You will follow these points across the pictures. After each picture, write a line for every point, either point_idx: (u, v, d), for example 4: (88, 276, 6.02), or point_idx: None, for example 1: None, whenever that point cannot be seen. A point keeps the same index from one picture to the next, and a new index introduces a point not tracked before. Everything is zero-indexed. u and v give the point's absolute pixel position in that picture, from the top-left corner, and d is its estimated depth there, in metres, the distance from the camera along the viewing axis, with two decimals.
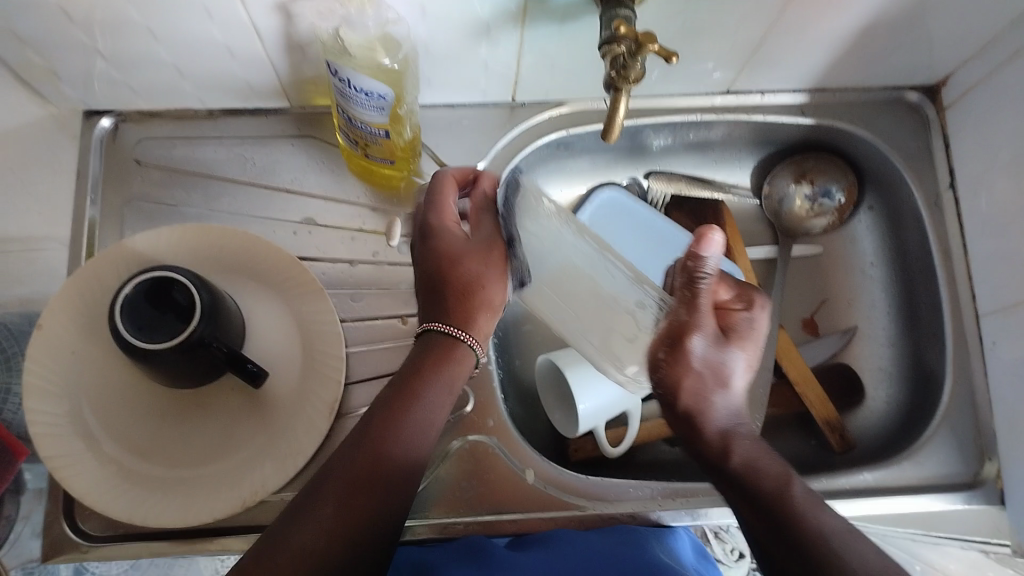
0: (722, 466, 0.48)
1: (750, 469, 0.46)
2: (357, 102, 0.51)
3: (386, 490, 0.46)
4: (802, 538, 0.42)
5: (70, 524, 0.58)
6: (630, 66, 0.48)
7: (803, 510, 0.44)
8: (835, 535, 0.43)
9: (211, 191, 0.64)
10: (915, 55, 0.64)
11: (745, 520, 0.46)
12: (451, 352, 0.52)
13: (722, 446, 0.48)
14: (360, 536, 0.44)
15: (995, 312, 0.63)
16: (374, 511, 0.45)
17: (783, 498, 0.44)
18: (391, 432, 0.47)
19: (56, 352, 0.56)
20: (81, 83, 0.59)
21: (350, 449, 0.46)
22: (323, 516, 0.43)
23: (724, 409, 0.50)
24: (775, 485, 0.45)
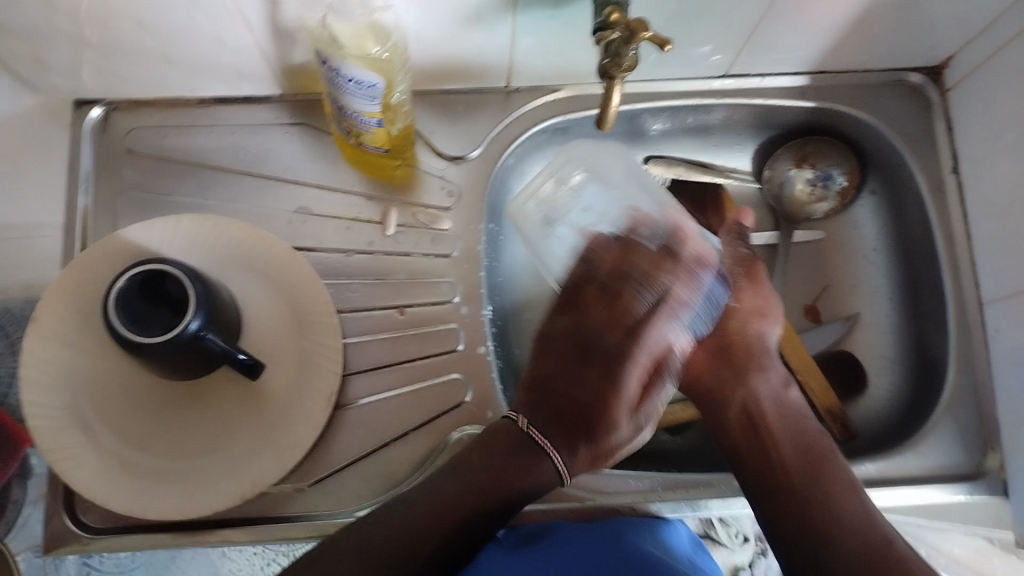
0: (775, 426, 0.56)
1: (795, 426, 0.56)
2: (348, 92, 0.51)
3: (495, 504, 0.52)
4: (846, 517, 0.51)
5: (69, 517, 0.58)
6: (623, 54, 0.48)
7: (837, 465, 0.54)
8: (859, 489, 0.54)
9: (206, 181, 0.64)
10: (919, 37, 0.63)
11: (792, 508, 0.53)
12: (534, 454, 0.53)
13: (773, 407, 0.57)
14: (457, 512, 0.51)
15: (999, 300, 0.63)
16: (478, 519, 0.51)
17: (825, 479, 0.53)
18: (513, 463, 0.52)
19: (50, 344, 0.56)
20: (71, 73, 0.58)
21: (453, 482, 0.52)
22: (409, 517, 0.50)
23: (779, 378, 0.58)
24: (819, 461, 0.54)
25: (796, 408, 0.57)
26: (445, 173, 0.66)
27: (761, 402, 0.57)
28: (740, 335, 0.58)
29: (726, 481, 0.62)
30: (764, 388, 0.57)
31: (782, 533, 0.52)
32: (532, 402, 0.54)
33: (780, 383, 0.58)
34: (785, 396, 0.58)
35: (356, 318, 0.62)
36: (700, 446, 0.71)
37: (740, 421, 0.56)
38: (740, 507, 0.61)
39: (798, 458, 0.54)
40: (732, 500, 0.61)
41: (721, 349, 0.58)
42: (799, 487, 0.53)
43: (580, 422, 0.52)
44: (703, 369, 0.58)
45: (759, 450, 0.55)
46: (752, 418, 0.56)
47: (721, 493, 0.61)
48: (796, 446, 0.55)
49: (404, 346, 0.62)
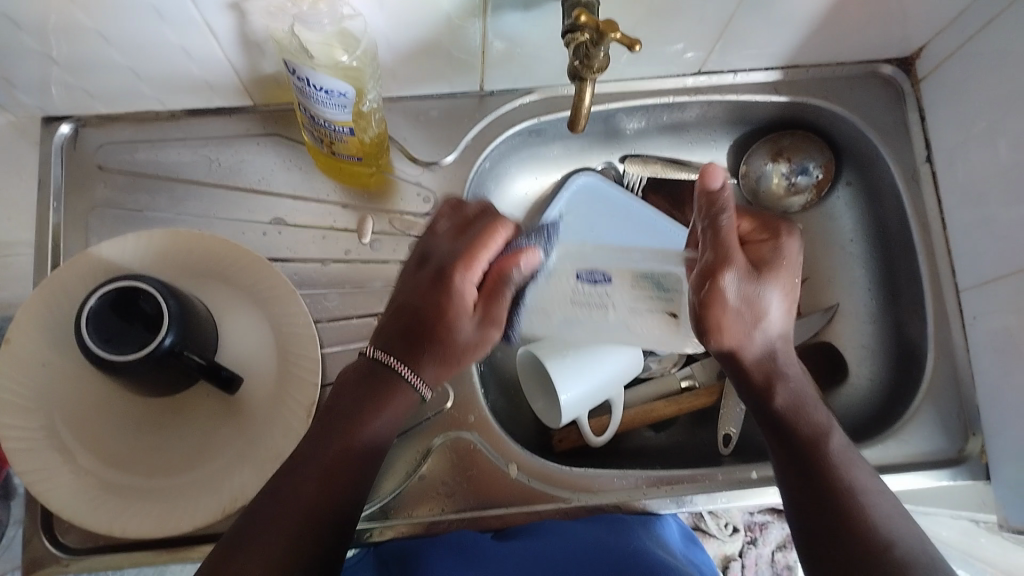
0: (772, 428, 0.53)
1: (792, 429, 0.52)
2: (317, 100, 0.50)
3: (353, 472, 0.49)
4: (828, 491, 0.49)
5: (49, 538, 0.57)
6: (594, 54, 0.47)
7: (836, 462, 0.50)
8: (867, 491, 0.49)
9: (178, 194, 0.63)
10: (888, 29, 0.63)
11: (788, 482, 0.51)
12: (391, 387, 0.51)
13: (767, 417, 0.53)
14: (323, 514, 0.47)
15: (976, 286, 0.63)
16: (346, 496, 0.48)
17: (816, 448, 0.51)
18: (341, 423, 0.49)
19: (25, 367, 0.55)
20: (38, 90, 0.58)
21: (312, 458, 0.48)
22: (278, 520, 0.45)
23: (765, 376, 0.53)
24: (810, 432, 0.51)
25: (791, 410, 0.52)
26: (420, 178, 0.65)
27: (754, 408, 0.54)
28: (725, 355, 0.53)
29: (711, 476, 0.62)
30: (758, 390, 0.53)
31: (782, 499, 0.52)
32: (387, 331, 0.53)
33: (765, 387, 0.53)
34: (774, 398, 0.53)
35: (335, 328, 0.62)
36: (686, 442, 0.71)
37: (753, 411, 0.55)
38: (724, 501, 0.61)
39: (793, 468, 0.51)
40: (717, 496, 0.61)
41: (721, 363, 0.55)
42: (802, 499, 0.50)
43: (417, 328, 0.52)
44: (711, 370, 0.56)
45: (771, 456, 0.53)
46: (759, 419, 0.54)
47: (706, 488, 0.61)
48: (790, 434, 0.52)
49: None
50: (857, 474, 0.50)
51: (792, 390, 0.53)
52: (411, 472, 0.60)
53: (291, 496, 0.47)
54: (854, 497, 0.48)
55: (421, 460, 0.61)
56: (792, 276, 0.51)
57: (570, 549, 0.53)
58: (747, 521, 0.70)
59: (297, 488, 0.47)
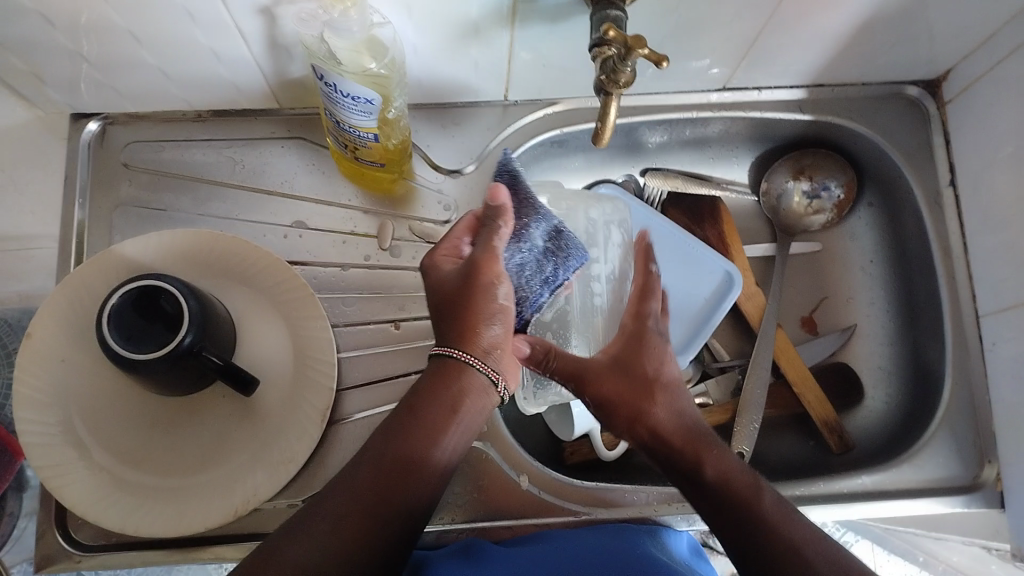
0: (700, 496, 0.49)
1: (722, 497, 0.48)
2: (345, 107, 0.50)
3: (406, 490, 0.45)
4: (775, 554, 0.44)
5: (62, 533, 0.57)
6: (620, 70, 0.47)
7: (776, 522, 0.46)
8: (811, 540, 0.45)
9: (201, 194, 0.64)
10: (913, 51, 0.63)
11: (726, 542, 0.47)
12: (457, 372, 0.49)
13: (693, 484, 0.49)
14: (380, 522, 0.43)
15: (998, 312, 0.62)
16: (396, 519, 0.44)
17: (754, 512, 0.46)
18: (414, 432, 0.47)
19: (46, 359, 0.56)
20: (68, 87, 0.58)
21: (366, 461, 0.45)
22: (323, 523, 0.42)
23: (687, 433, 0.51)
24: (746, 496, 0.47)
25: (719, 473, 0.48)
26: (442, 186, 0.65)
27: (686, 484, 0.50)
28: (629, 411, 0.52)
29: None
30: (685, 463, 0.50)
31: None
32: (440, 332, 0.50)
33: (692, 462, 0.49)
34: (700, 471, 0.49)
35: (352, 332, 0.62)
36: None
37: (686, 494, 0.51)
38: None
39: (733, 533, 0.46)
40: None
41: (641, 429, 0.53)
42: (749, 569, 0.46)
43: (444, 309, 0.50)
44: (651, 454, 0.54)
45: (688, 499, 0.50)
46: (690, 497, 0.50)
47: None
48: (723, 508, 0.47)
49: (402, 360, 0.62)
50: (800, 534, 0.45)
51: (717, 453, 0.49)
52: None
53: (343, 495, 0.44)
54: (807, 554, 0.44)
55: None
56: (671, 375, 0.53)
57: (575, 557, 0.52)
58: None
59: (355, 484, 0.44)
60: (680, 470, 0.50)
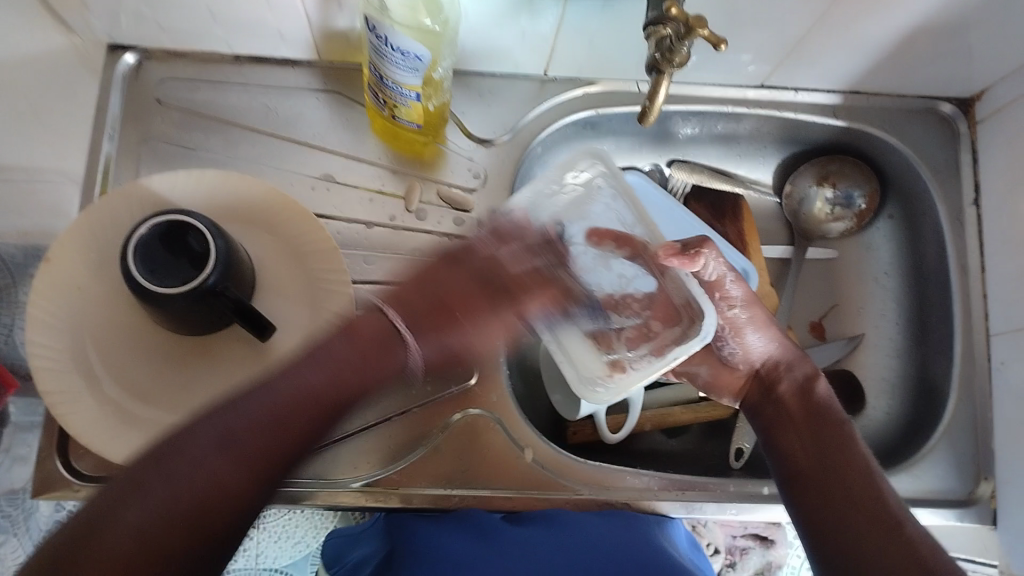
0: (784, 400, 0.56)
1: (816, 406, 0.55)
2: (392, 61, 0.50)
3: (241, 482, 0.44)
4: (845, 466, 0.50)
5: (65, 461, 0.57)
6: (677, 49, 0.47)
7: (854, 452, 0.51)
8: (884, 486, 0.49)
9: (231, 138, 0.63)
10: (952, 68, 0.64)
11: (783, 435, 0.55)
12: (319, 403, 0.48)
13: (799, 395, 0.56)
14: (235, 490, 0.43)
15: (1010, 332, 0.63)
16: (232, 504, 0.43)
17: (843, 434, 0.53)
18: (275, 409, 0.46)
19: (63, 286, 0.56)
20: (110, 15, 0.58)
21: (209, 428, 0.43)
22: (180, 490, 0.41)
23: (800, 373, 0.57)
24: (833, 411, 0.55)
25: (824, 400, 0.56)
26: (473, 154, 0.65)
27: (788, 396, 0.56)
28: (743, 352, 0.58)
29: (723, 487, 0.62)
30: (789, 388, 0.57)
31: (803, 484, 0.51)
32: (406, 305, 0.53)
33: (806, 380, 0.57)
34: (814, 386, 0.57)
35: (371, 290, 0.62)
36: (697, 451, 0.71)
37: (775, 418, 0.56)
38: (733, 512, 0.62)
39: (800, 426, 0.54)
40: (726, 506, 0.62)
41: (772, 380, 0.58)
42: (801, 464, 0.52)
43: (438, 308, 0.54)
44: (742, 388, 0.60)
45: (766, 411, 0.57)
46: (760, 404, 0.58)
47: (717, 497, 0.62)
48: (810, 416, 0.54)
49: None
50: (875, 465, 0.51)
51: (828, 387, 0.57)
52: (423, 442, 0.60)
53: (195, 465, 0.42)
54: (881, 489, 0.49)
55: (438, 431, 0.60)
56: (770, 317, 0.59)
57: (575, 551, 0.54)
58: (730, 545, 0.67)
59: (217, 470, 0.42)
60: (767, 383, 0.58)
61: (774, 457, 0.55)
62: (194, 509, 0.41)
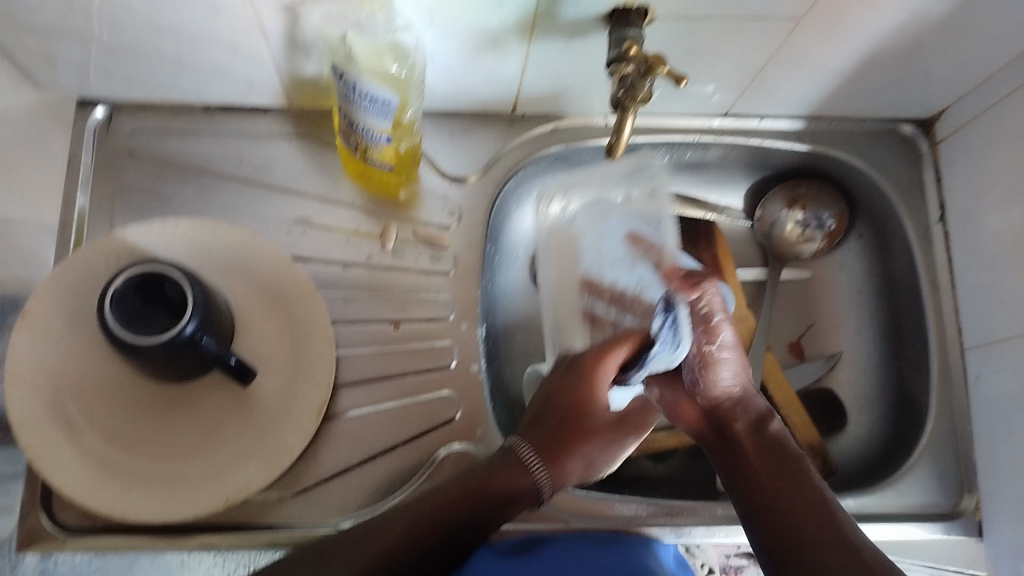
0: (738, 435, 0.57)
1: (772, 450, 0.54)
2: (362, 107, 0.51)
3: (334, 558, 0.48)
4: (826, 537, 0.47)
5: (48, 515, 0.57)
6: (638, 86, 0.49)
7: (816, 509, 0.49)
8: (864, 547, 0.46)
9: (206, 186, 0.64)
10: (910, 90, 0.65)
11: (741, 475, 0.54)
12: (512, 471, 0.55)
13: (753, 434, 0.56)
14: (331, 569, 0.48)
15: (983, 345, 0.64)
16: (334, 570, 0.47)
17: (802, 474, 0.52)
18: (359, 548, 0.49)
19: (38, 341, 0.56)
20: (81, 70, 0.59)
21: (294, 562, 0.47)
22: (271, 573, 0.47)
23: (756, 411, 0.58)
24: (795, 452, 0.54)
25: (777, 439, 0.55)
26: (447, 192, 0.66)
27: (742, 434, 0.56)
28: (706, 395, 0.59)
29: (710, 510, 0.63)
30: (743, 423, 0.57)
31: (777, 556, 0.48)
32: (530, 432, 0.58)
33: (757, 422, 0.57)
34: (767, 424, 0.57)
35: (351, 331, 0.63)
36: (684, 475, 0.71)
37: (723, 453, 0.57)
38: (723, 535, 0.62)
39: (764, 471, 0.53)
40: (716, 529, 0.62)
41: (710, 411, 0.60)
42: (765, 521, 0.51)
43: (565, 424, 0.59)
44: (695, 423, 0.60)
45: (719, 449, 0.58)
46: (722, 440, 0.58)
47: (706, 521, 0.62)
48: (767, 459, 0.54)
49: (398, 360, 0.63)
50: (838, 507, 0.49)
51: (782, 426, 0.57)
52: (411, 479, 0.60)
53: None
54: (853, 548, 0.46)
55: (423, 468, 0.60)
56: (740, 351, 0.60)
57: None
58: (725, 565, 0.64)
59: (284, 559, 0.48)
60: (719, 417, 0.59)
61: (738, 511, 0.53)
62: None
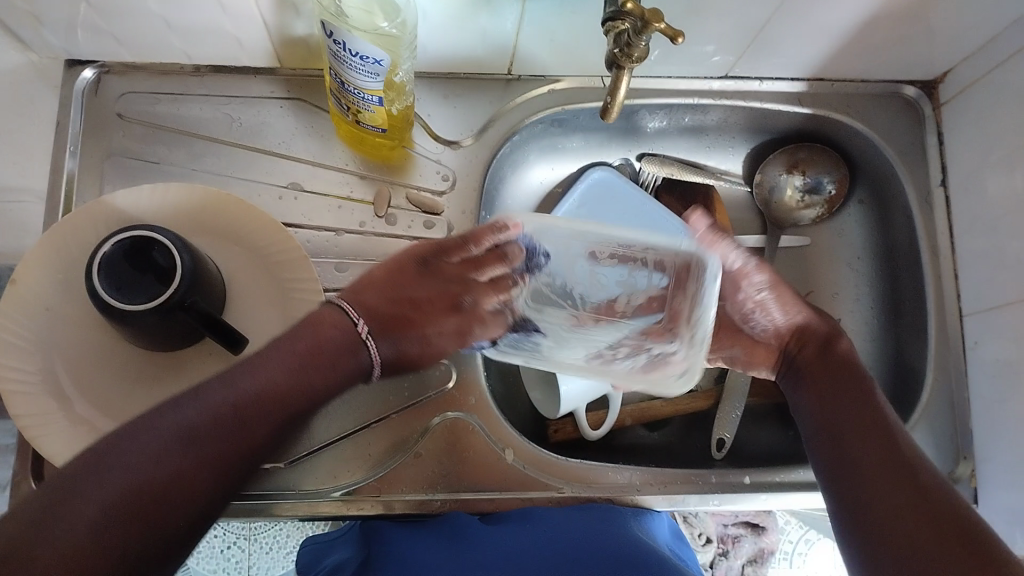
0: (808, 355, 0.56)
1: (841, 365, 0.55)
2: (351, 67, 0.50)
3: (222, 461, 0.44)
4: (891, 449, 0.49)
5: (39, 484, 0.56)
6: (634, 44, 0.47)
7: (885, 420, 0.50)
8: (924, 461, 0.48)
9: (196, 149, 0.63)
10: (914, 50, 0.64)
11: (808, 393, 0.55)
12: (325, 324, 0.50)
13: (822, 352, 0.56)
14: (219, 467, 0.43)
15: (983, 311, 0.63)
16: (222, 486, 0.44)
17: (873, 390, 0.52)
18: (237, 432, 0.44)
19: (27, 307, 0.55)
20: (65, 30, 0.57)
21: (173, 453, 0.41)
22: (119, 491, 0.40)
23: (821, 335, 0.57)
24: (862, 371, 0.54)
25: (846, 356, 0.56)
26: (441, 157, 0.65)
27: (810, 353, 0.56)
28: (771, 331, 0.58)
29: (705, 479, 0.62)
30: (813, 339, 0.57)
31: (840, 464, 0.50)
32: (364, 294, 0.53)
33: (826, 336, 0.56)
34: (835, 343, 0.56)
35: None
36: (680, 443, 0.71)
37: (793, 372, 0.57)
38: (716, 504, 0.62)
39: (830, 385, 0.54)
40: (710, 497, 0.61)
41: (790, 343, 0.57)
42: (829, 436, 0.52)
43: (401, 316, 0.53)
44: (769, 354, 0.58)
45: (790, 368, 0.57)
46: (792, 360, 0.57)
47: (700, 489, 0.62)
48: (838, 374, 0.54)
49: None
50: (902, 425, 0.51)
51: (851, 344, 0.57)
52: (405, 449, 0.59)
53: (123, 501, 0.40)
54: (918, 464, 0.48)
55: (418, 438, 0.60)
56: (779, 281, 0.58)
57: (550, 538, 0.54)
58: (721, 533, 0.69)
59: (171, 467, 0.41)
60: (789, 343, 0.58)
61: (802, 421, 0.55)
62: (152, 493, 0.40)
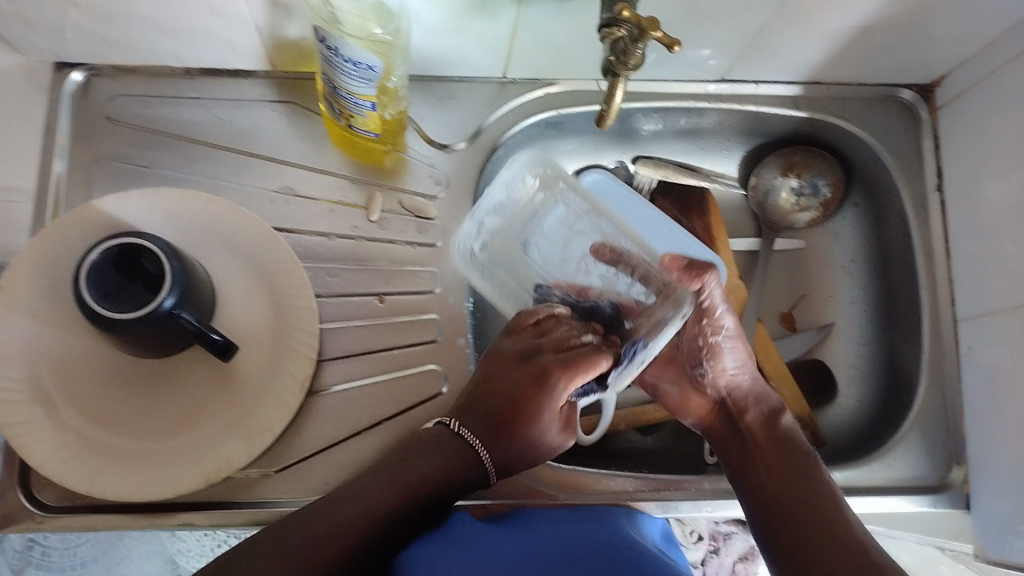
0: (751, 427, 0.59)
1: (784, 442, 0.58)
2: (344, 72, 0.49)
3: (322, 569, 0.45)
4: (829, 525, 0.51)
5: (27, 493, 0.56)
6: (630, 52, 0.46)
7: (825, 496, 0.53)
8: (867, 541, 0.50)
9: (187, 153, 0.62)
10: (910, 55, 0.64)
11: (750, 463, 0.57)
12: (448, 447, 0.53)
13: (764, 425, 0.59)
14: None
15: (977, 317, 0.63)
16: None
17: (812, 467, 0.55)
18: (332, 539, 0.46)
19: (15, 314, 0.54)
20: (54, 33, 0.56)
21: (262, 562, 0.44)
22: None
23: (770, 405, 0.61)
24: (802, 446, 0.57)
25: (787, 430, 0.59)
26: (434, 161, 0.65)
27: (754, 425, 0.59)
28: (712, 388, 0.62)
29: (697, 485, 0.62)
30: (756, 416, 0.60)
31: (783, 535, 0.52)
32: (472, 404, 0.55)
33: (769, 413, 0.60)
34: (778, 418, 0.60)
35: (335, 304, 0.61)
36: (673, 447, 0.71)
37: (734, 441, 0.60)
38: (708, 510, 0.61)
39: (773, 456, 0.57)
40: (702, 503, 0.61)
41: (732, 410, 0.61)
42: (772, 505, 0.54)
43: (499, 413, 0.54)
44: (709, 419, 0.62)
45: (728, 443, 0.60)
46: (735, 430, 0.60)
47: (693, 496, 0.61)
48: (779, 449, 0.57)
49: (386, 332, 0.61)
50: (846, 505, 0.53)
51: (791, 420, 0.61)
52: None
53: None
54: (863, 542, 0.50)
55: None
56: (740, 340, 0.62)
57: (541, 538, 0.53)
58: (712, 531, 0.70)
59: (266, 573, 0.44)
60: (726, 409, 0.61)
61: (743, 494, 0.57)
62: None
